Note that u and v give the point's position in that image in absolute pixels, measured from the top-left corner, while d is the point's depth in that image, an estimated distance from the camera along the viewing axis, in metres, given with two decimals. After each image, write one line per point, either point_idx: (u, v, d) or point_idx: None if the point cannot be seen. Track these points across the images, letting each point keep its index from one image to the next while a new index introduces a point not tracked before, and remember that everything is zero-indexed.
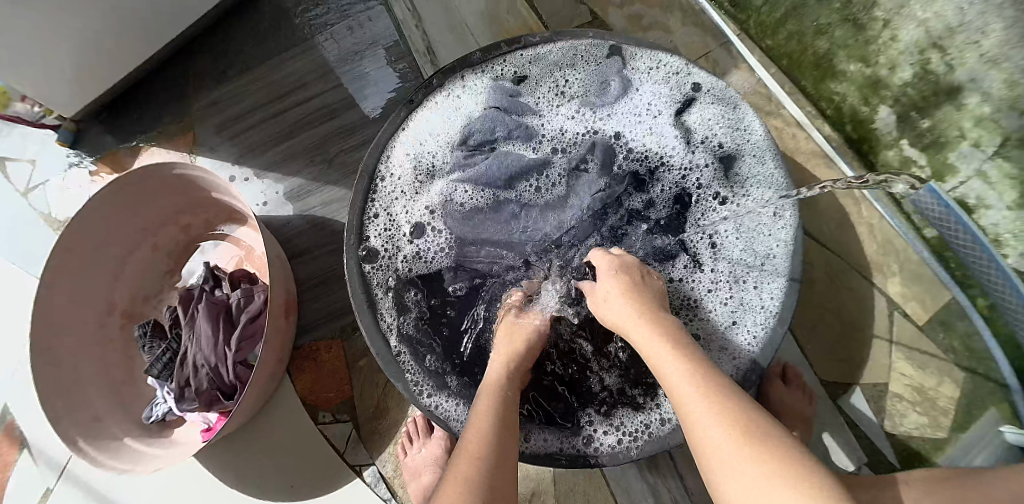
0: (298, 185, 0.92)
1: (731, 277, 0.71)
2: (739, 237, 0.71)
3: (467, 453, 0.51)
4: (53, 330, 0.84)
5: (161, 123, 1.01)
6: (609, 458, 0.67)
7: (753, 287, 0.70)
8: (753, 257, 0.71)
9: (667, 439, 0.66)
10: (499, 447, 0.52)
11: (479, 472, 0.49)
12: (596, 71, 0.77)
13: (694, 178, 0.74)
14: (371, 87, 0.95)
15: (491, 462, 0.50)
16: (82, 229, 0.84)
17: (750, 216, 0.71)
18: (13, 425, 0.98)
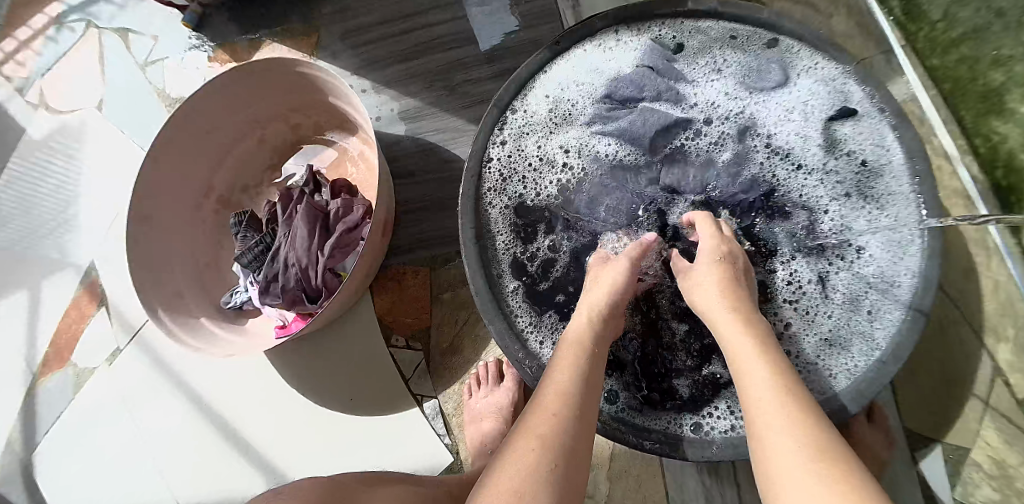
0: (415, 107, 0.91)
1: (845, 296, 0.66)
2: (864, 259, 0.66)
3: (543, 410, 0.48)
4: (153, 203, 0.87)
5: (286, 21, 1.01)
6: (684, 451, 0.62)
7: (868, 313, 0.64)
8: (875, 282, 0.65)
9: (750, 447, 0.60)
10: (580, 411, 0.48)
11: (559, 431, 0.45)
12: (757, 54, 0.72)
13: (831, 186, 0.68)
14: (493, 26, 0.92)
15: (571, 426, 0.46)
16: (194, 111, 0.86)
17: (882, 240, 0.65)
18: (95, 282, 1.04)
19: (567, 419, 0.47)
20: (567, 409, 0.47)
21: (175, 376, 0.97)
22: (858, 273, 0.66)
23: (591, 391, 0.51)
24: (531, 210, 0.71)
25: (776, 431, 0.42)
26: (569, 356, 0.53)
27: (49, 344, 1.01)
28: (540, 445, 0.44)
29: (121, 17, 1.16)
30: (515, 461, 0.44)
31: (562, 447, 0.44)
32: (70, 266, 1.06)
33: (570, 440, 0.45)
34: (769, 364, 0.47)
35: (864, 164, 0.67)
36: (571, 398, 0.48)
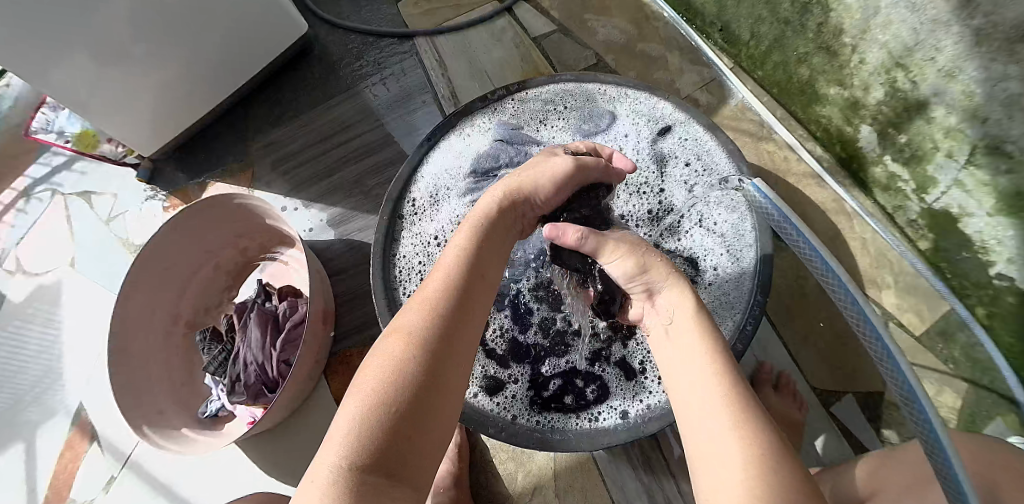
0: (339, 214, 1.04)
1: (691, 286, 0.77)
2: (710, 249, 0.77)
3: (412, 312, 0.51)
4: (127, 334, 0.98)
5: (226, 162, 1.17)
6: (587, 443, 0.71)
7: (724, 294, 0.74)
8: (722, 263, 0.76)
9: (642, 428, 0.71)
10: (443, 333, 0.48)
11: (411, 358, 0.46)
12: (587, 109, 0.86)
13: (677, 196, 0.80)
14: (406, 134, 1.09)
15: (437, 332, 0.48)
16: (154, 250, 0.99)
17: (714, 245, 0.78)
18: (85, 420, 1.15)
19: (438, 318, 0.49)
20: (420, 345, 0.47)
21: (169, 490, 1.05)
22: (707, 257, 0.77)
23: (456, 324, 0.50)
24: (434, 276, 0.80)
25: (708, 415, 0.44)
26: (452, 259, 0.55)
27: (48, 486, 1.11)
28: (408, 341, 0.48)
29: (81, 181, 1.34)
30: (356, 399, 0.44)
31: (429, 343, 0.47)
32: (60, 411, 1.17)
33: (439, 333, 0.48)
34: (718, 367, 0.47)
35: (694, 171, 0.80)
36: (446, 295, 0.51)
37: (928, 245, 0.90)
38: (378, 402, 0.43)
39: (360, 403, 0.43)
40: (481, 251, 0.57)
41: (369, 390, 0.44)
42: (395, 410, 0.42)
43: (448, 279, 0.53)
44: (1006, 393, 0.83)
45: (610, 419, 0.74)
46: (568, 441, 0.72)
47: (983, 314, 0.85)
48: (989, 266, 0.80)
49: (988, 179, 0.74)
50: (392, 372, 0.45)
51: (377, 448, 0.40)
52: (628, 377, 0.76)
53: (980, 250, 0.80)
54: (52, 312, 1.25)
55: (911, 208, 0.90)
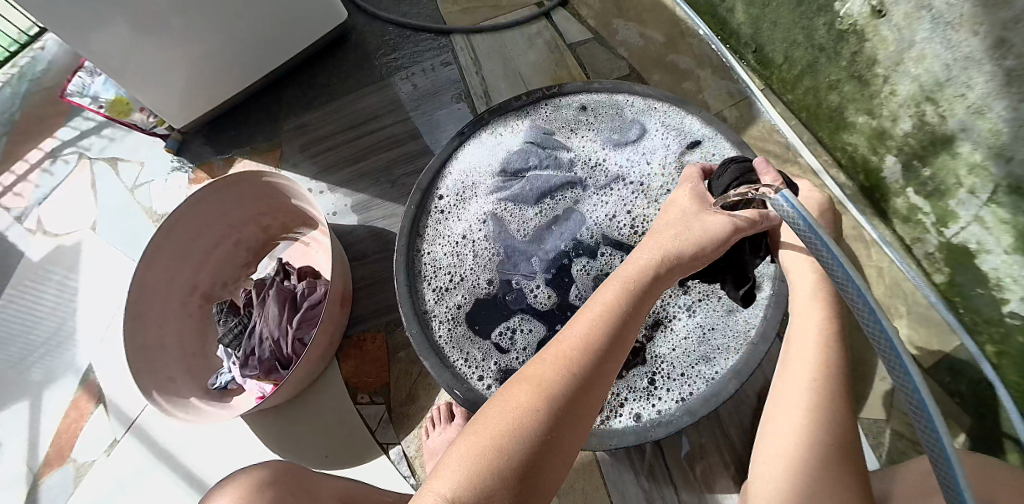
0: (362, 201, 1.06)
1: (704, 298, 0.81)
2: None
3: (548, 364, 0.51)
4: (146, 300, 1.00)
5: (254, 140, 1.19)
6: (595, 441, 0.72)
7: (738, 312, 0.79)
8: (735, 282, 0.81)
9: (651, 431, 0.71)
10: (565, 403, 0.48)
11: (527, 417, 0.47)
12: (618, 117, 0.87)
13: None
14: (435, 127, 1.10)
15: (569, 395, 0.48)
16: (180, 220, 1.01)
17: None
18: (93, 382, 1.16)
19: (574, 375, 0.49)
20: (544, 408, 0.47)
21: (171, 457, 1.06)
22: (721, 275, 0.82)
23: (586, 391, 0.49)
24: (454, 270, 0.80)
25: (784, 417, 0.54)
26: (594, 317, 0.53)
27: (51, 444, 1.12)
28: (541, 393, 0.48)
29: (109, 147, 1.36)
30: (463, 449, 0.46)
31: (557, 400, 0.48)
32: (69, 370, 1.18)
33: (571, 392, 0.48)
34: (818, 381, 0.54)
35: None
36: (579, 358, 0.50)
37: (943, 278, 0.91)
38: (497, 449, 0.45)
39: (476, 447, 0.45)
40: (630, 311, 0.54)
41: (490, 431, 0.46)
42: (516, 461, 0.44)
43: (588, 343, 0.51)
44: (1010, 433, 0.83)
45: (618, 422, 0.74)
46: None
47: (992, 352, 0.86)
48: (1003, 304, 0.81)
49: (1009, 218, 0.75)
50: (520, 415, 0.47)
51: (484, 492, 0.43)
52: (635, 383, 0.77)
53: (995, 287, 0.81)
54: (70, 273, 1.27)
55: (929, 242, 0.91)
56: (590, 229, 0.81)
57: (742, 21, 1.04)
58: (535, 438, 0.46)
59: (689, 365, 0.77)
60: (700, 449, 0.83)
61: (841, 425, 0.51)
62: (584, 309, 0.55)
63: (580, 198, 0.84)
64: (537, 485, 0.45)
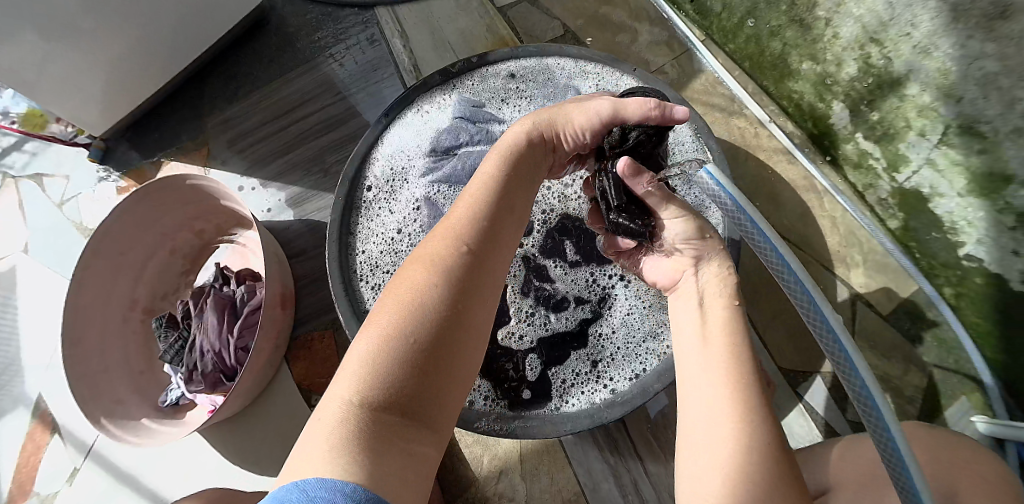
0: (299, 193, 1.00)
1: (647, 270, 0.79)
2: None
3: (436, 248, 0.49)
4: (82, 323, 0.94)
5: (180, 141, 1.12)
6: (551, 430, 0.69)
7: None
8: None
9: (605, 412, 0.69)
10: (460, 280, 0.46)
11: (423, 297, 0.44)
12: (550, 82, 0.82)
13: None
14: (367, 107, 1.04)
15: (454, 275, 0.46)
16: (106, 236, 0.95)
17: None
18: (45, 412, 1.11)
19: (458, 257, 0.48)
20: (439, 285, 0.45)
21: (134, 480, 1.03)
22: None
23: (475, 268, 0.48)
24: (391, 263, 0.76)
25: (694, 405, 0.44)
26: (465, 206, 0.53)
27: (10, 481, 1.08)
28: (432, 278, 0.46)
29: (31, 163, 1.28)
30: (358, 351, 0.42)
31: (439, 297, 0.45)
32: (19, 403, 1.13)
33: (461, 272, 0.47)
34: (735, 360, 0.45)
35: None
36: (458, 250, 0.48)
37: (898, 224, 0.89)
38: (384, 354, 0.41)
39: (371, 354, 0.41)
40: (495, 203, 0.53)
41: (379, 333, 0.42)
42: (410, 346, 0.41)
43: (465, 222, 0.51)
44: (971, 373, 0.83)
45: (573, 404, 0.72)
46: (528, 428, 0.69)
47: (950, 294, 0.85)
48: (958, 248, 0.80)
49: (962, 160, 0.73)
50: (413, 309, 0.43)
51: (380, 375, 0.40)
52: (583, 365, 0.75)
53: (949, 231, 0.80)
54: (5, 301, 1.20)
55: (882, 187, 0.89)
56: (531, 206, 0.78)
57: None
58: (433, 334, 0.43)
59: (639, 340, 0.75)
60: (663, 419, 0.82)
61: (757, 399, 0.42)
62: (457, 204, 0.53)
63: None
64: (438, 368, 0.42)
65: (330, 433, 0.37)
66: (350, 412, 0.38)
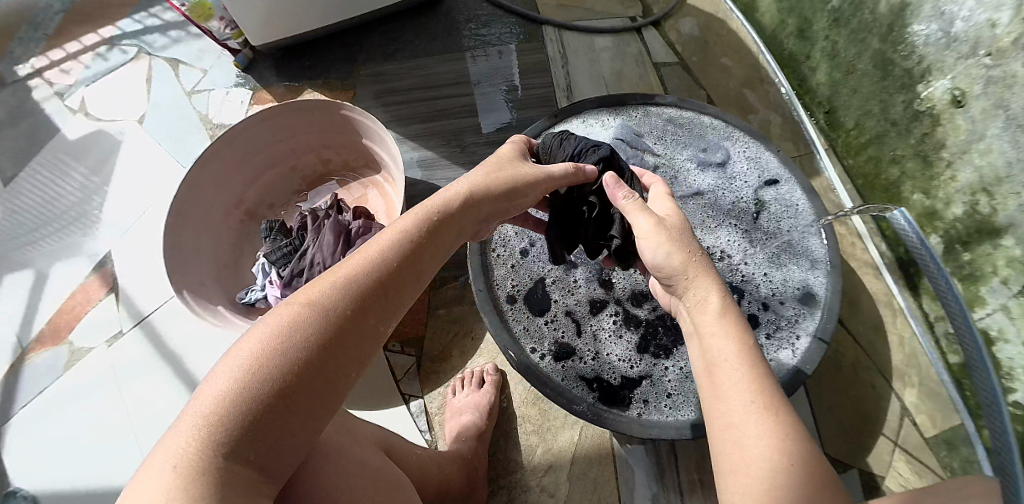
0: (430, 157, 1.07)
1: (751, 315, 0.83)
2: (775, 286, 0.84)
3: (329, 296, 0.41)
4: (193, 201, 0.98)
5: (328, 76, 1.19)
6: (633, 432, 0.71)
7: (786, 336, 0.80)
8: (789, 304, 0.83)
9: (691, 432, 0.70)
10: (314, 353, 0.39)
11: (284, 364, 0.37)
12: (704, 139, 0.91)
13: (760, 250, 0.87)
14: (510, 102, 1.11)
15: (311, 343, 0.39)
16: (241, 135, 1.01)
17: (780, 320, 0.82)
18: (107, 272, 1.13)
19: (324, 327, 0.40)
20: (300, 351, 0.38)
21: (174, 360, 1.04)
22: (765, 294, 0.84)
23: (342, 334, 0.40)
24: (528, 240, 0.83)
25: (736, 425, 0.44)
26: (364, 255, 0.45)
27: (48, 322, 1.10)
28: (319, 319, 0.40)
29: (171, 47, 1.34)
30: (213, 386, 0.37)
31: (323, 338, 0.39)
32: (86, 252, 1.16)
33: (325, 338, 0.39)
34: (754, 386, 0.45)
35: (783, 224, 0.87)
36: (343, 294, 0.42)
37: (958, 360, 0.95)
38: (258, 393, 0.36)
39: (263, 353, 0.37)
40: (385, 256, 0.46)
41: (258, 348, 0.38)
42: (257, 411, 0.36)
43: (355, 282, 0.43)
44: None
45: (662, 416, 0.74)
46: (616, 422, 0.72)
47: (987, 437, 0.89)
48: (1008, 393, 0.86)
49: None
50: (299, 355, 0.38)
51: (239, 430, 0.36)
52: (674, 384, 0.76)
53: (1004, 375, 0.86)
54: (106, 158, 1.24)
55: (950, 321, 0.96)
56: None
57: (821, 79, 1.08)
58: (313, 356, 0.38)
59: None
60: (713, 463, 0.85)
61: (789, 438, 0.42)
62: (374, 241, 0.48)
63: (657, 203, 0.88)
64: (251, 440, 0.36)
65: (189, 444, 0.35)
66: (211, 420, 0.35)
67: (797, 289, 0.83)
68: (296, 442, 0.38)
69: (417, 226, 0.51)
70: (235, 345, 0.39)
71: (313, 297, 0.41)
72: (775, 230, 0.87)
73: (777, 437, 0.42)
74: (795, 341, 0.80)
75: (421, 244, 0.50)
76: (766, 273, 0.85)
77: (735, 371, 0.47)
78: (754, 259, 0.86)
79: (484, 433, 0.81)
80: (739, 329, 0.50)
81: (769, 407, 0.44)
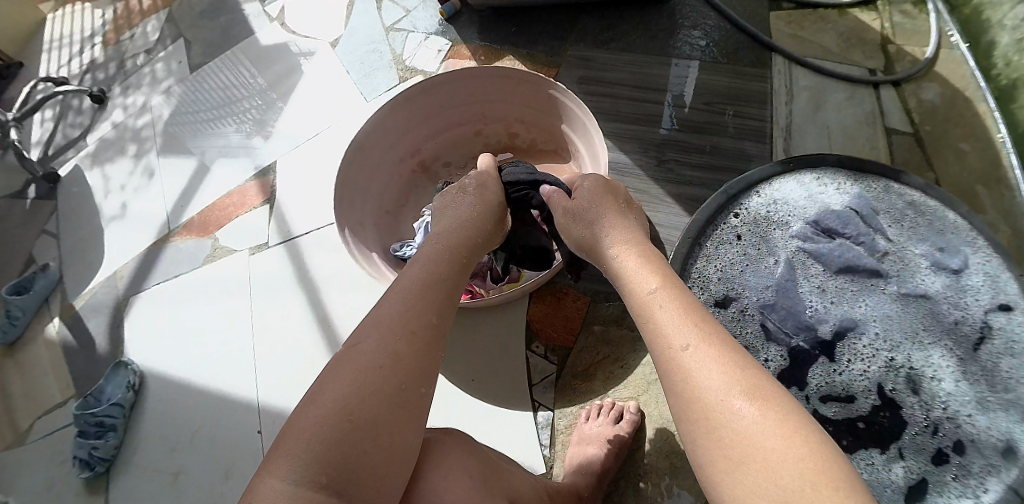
0: (621, 162, 1.01)
1: (937, 449, 0.68)
2: (979, 428, 0.67)
3: (375, 331, 0.50)
4: (375, 140, 0.97)
5: (531, 47, 1.15)
6: None
7: (974, 488, 0.65)
8: (991, 454, 0.66)
9: None
10: (381, 376, 0.46)
11: (351, 394, 0.45)
12: (942, 234, 0.77)
13: (973, 381, 0.70)
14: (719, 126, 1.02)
15: (377, 373, 0.46)
16: (436, 87, 0.98)
17: (976, 469, 0.66)
18: (268, 181, 1.16)
19: (380, 356, 0.47)
20: (360, 380, 0.46)
21: (310, 287, 1.03)
22: (966, 434, 0.68)
23: (399, 358, 0.48)
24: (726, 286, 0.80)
25: (747, 428, 0.41)
26: (400, 288, 0.55)
27: (204, 216, 1.15)
28: (368, 354, 0.48)
29: None
30: (296, 429, 0.44)
31: (380, 369, 0.47)
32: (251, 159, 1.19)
33: (384, 366, 0.47)
34: (744, 381, 0.43)
35: (1010, 360, 0.70)
36: (388, 325, 0.50)
37: None
38: (331, 423, 0.43)
39: (333, 392, 0.45)
40: (422, 286, 0.55)
41: (333, 390, 0.45)
42: (331, 433, 0.43)
43: (403, 311, 0.52)
44: None
45: None
46: None
47: None
48: None
49: None
50: (359, 393, 0.45)
51: (320, 456, 0.42)
52: None
53: None
54: (291, 73, 1.27)
55: None
56: (857, 317, 0.76)
57: None
58: (375, 380, 0.46)
59: None
60: None
61: (802, 440, 0.39)
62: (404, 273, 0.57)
63: (864, 287, 0.77)
64: (347, 466, 0.42)
65: (282, 467, 0.42)
66: (300, 451, 0.42)
67: (1002, 441, 0.66)
68: (377, 462, 0.43)
69: (437, 265, 0.59)
70: (309, 392, 0.47)
71: (360, 343, 0.49)
72: (995, 367, 0.70)
73: (795, 450, 0.39)
74: (980, 496, 0.64)
75: (447, 277, 0.58)
76: (973, 409, 0.69)
77: (706, 364, 0.45)
78: (960, 388, 0.70)
79: (606, 474, 0.73)
80: (685, 314, 0.49)
81: (775, 410, 0.41)
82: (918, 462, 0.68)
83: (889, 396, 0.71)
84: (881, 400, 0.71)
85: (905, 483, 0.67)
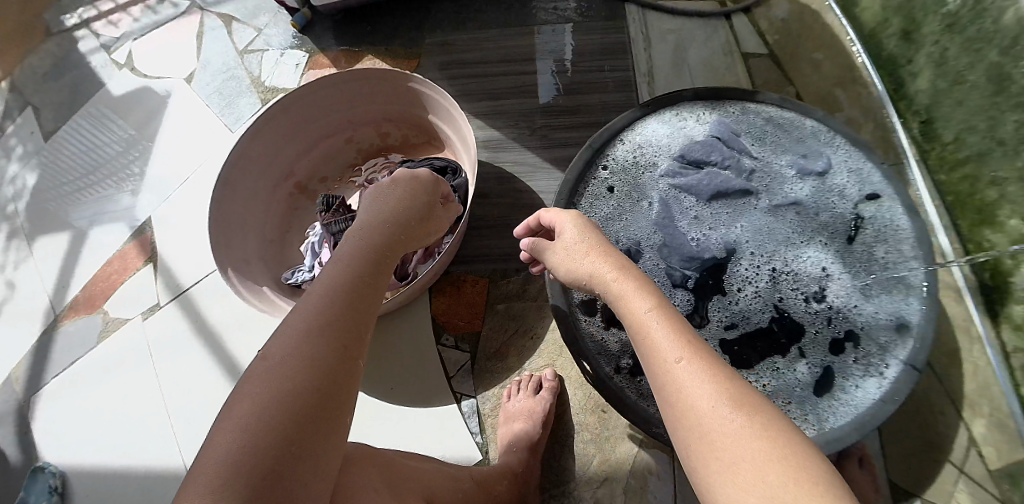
0: (499, 138, 1.01)
1: (832, 340, 0.72)
2: (864, 311, 0.72)
3: (286, 339, 0.46)
4: (241, 170, 0.93)
5: (391, 43, 1.13)
6: None
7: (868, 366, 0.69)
8: (876, 333, 0.71)
9: None
10: (299, 388, 0.43)
11: (269, 411, 0.41)
12: (803, 141, 0.82)
13: (852, 271, 0.75)
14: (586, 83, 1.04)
15: (294, 387, 0.43)
16: (292, 104, 0.95)
17: (869, 350, 0.70)
18: (147, 238, 1.09)
19: (295, 368, 0.44)
20: (277, 395, 0.42)
21: (214, 337, 0.99)
22: (857, 321, 0.72)
23: (319, 370, 0.44)
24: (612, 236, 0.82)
25: (686, 386, 0.43)
26: (316, 292, 0.50)
27: (87, 289, 1.08)
28: (280, 368, 0.44)
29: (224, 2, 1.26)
30: (207, 458, 0.39)
31: (299, 384, 0.43)
32: (125, 219, 1.12)
33: (303, 382, 0.43)
34: (683, 342, 0.46)
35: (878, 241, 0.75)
36: (306, 334, 0.46)
37: None
38: (248, 449, 0.39)
39: (249, 412, 0.41)
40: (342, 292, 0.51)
41: (244, 409, 0.41)
42: (249, 460, 0.39)
43: (318, 316, 0.48)
44: None
45: None
46: None
47: None
48: None
49: None
50: (277, 415, 0.41)
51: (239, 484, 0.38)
52: None
53: None
54: (151, 119, 1.19)
55: None
56: (734, 236, 0.80)
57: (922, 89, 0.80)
58: (292, 396, 0.42)
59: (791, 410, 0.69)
60: None
61: (734, 387, 0.42)
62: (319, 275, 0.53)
63: (747, 207, 0.81)
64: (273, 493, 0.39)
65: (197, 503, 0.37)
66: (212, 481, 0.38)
67: (885, 319, 0.71)
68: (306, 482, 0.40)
69: (352, 263, 0.54)
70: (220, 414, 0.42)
71: (271, 355, 0.45)
72: (871, 255, 0.75)
73: (724, 392, 0.41)
74: (881, 372, 0.68)
75: (366, 276, 0.54)
76: (857, 296, 0.73)
77: (658, 335, 0.47)
78: (842, 278, 0.75)
79: (538, 444, 0.74)
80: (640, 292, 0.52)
81: (708, 363, 0.44)
82: (818, 354, 0.72)
83: (781, 303, 0.75)
84: (772, 307, 0.75)
85: (811, 377, 0.70)
